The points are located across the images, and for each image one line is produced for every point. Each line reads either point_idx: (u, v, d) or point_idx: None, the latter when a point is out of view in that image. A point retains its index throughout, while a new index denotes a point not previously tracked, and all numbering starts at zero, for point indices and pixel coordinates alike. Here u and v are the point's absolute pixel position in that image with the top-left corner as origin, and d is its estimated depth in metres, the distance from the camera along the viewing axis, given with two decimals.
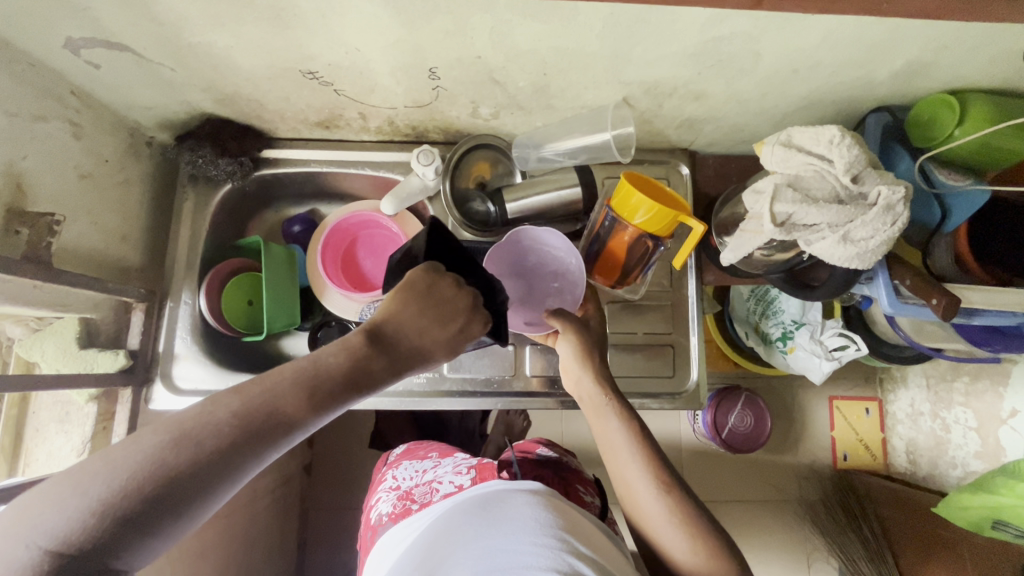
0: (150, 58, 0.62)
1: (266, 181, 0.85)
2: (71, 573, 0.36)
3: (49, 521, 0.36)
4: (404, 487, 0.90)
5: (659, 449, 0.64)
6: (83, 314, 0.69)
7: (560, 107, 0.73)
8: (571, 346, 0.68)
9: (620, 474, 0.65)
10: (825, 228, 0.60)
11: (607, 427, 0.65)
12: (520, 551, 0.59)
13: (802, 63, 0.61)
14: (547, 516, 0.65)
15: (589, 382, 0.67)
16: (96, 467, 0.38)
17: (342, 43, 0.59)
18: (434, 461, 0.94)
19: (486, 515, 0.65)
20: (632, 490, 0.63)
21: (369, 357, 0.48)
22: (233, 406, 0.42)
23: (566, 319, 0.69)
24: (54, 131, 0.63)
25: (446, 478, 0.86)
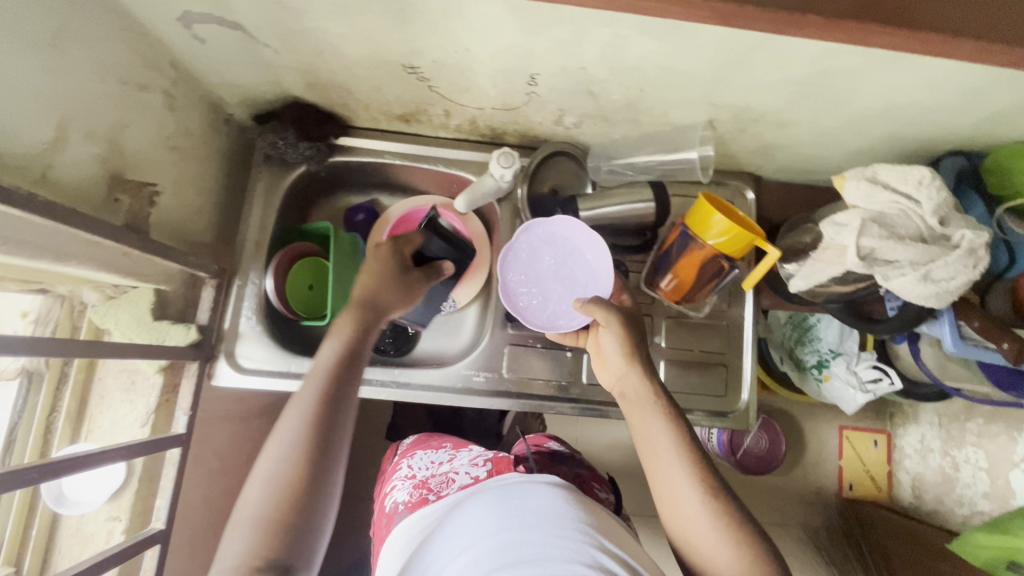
0: (258, 39, 0.62)
1: (336, 168, 0.86)
2: (263, 575, 0.52)
3: (242, 539, 0.54)
4: (420, 477, 0.85)
5: (705, 451, 0.62)
6: (158, 285, 0.68)
7: (645, 122, 0.74)
8: (615, 339, 0.67)
9: (661, 476, 0.62)
10: (906, 265, 0.61)
11: (650, 425, 0.63)
12: (544, 542, 0.57)
13: (897, 103, 0.63)
14: (569, 508, 0.62)
15: (634, 378, 0.66)
16: (262, 486, 0.57)
17: (454, 42, 0.59)
18: (451, 453, 0.90)
19: (507, 503, 0.63)
20: (674, 491, 0.61)
21: (354, 321, 0.67)
22: (298, 421, 0.59)
23: (609, 308, 0.67)
24: (153, 101, 0.63)
25: (464, 469, 0.83)
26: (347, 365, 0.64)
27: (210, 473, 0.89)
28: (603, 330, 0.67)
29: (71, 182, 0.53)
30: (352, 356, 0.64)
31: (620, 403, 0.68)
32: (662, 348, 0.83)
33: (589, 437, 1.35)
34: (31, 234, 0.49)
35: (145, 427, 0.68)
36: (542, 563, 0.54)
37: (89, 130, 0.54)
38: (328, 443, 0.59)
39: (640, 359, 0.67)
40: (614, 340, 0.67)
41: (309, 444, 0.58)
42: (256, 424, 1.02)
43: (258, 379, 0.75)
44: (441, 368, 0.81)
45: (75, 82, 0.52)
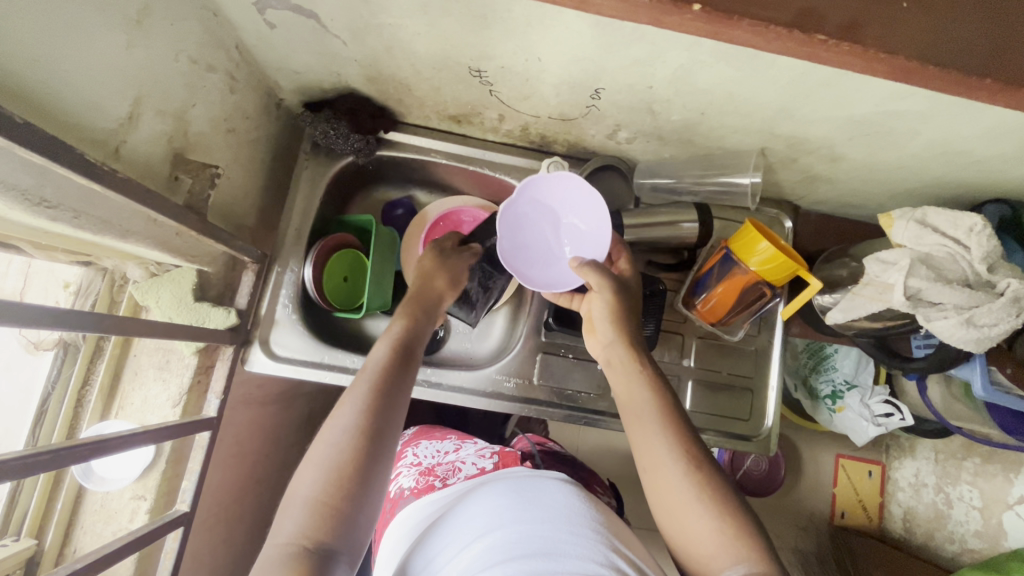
0: (329, 29, 0.61)
1: (381, 162, 0.85)
2: (311, 559, 0.46)
3: (291, 524, 0.49)
4: (427, 465, 0.83)
5: (690, 423, 0.59)
6: (201, 266, 0.68)
7: (698, 144, 0.74)
8: (604, 304, 0.67)
9: (642, 447, 0.59)
10: (950, 308, 0.62)
11: (635, 393, 0.62)
12: (558, 538, 0.56)
13: (954, 148, 0.64)
14: (586, 509, 0.62)
15: (619, 346, 0.65)
16: (310, 467, 0.52)
17: (528, 51, 0.60)
18: (457, 444, 0.88)
19: (519, 498, 0.62)
20: (654, 460, 0.57)
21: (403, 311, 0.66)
22: (355, 399, 0.56)
23: (602, 272, 0.67)
24: (216, 82, 0.63)
25: (471, 459, 0.81)
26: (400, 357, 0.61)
27: (225, 456, 0.88)
28: (596, 295, 0.67)
29: (139, 158, 0.52)
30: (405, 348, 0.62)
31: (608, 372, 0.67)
32: (691, 367, 0.84)
33: (595, 447, 1.36)
34: (98, 208, 0.49)
35: (177, 407, 0.67)
36: (555, 557, 0.53)
37: (160, 108, 0.54)
38: (385, 429, 0.55)
39: (626, 326, 0.66)
40: (602, 304, 0.67)
41: (367, 426, 0.54)
42: (271, 409, 1.01)
43: (290, 368, 0.75)
44: (472, 371, 0.81)
45: (153, 58, 0.52)
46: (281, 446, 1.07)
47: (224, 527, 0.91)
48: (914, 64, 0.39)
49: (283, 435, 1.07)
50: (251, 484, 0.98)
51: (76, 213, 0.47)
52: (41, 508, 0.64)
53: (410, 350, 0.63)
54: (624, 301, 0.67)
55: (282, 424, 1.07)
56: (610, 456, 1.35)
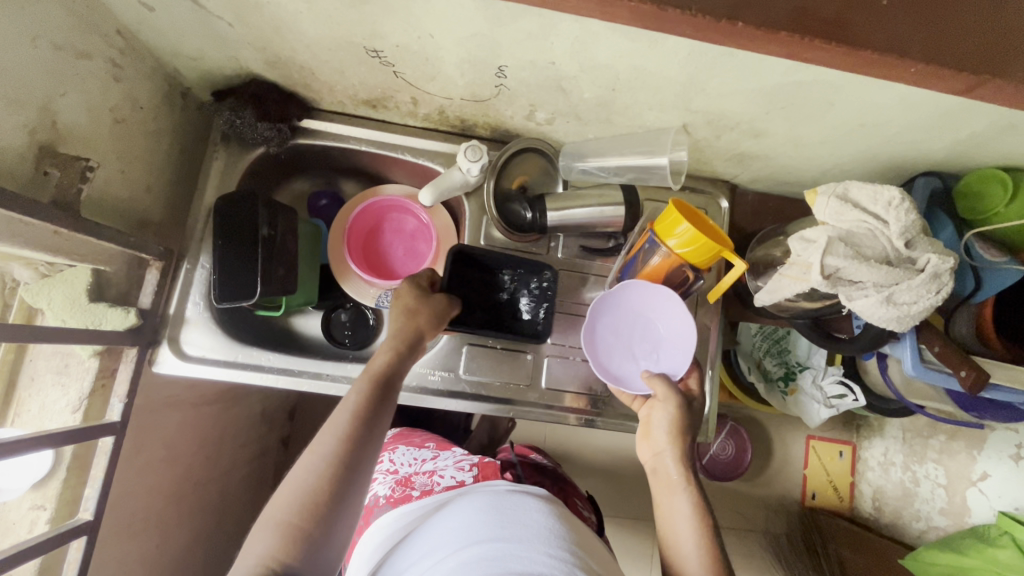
0: (210, 10, 0.58)
1: (300, 151, 0.82)
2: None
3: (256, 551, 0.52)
4: (402, 473, 0.82)
5: (722, 542, 0.63)
6: (97, 265, 0.65)
7: (618, 122, 0.71)
8: (667, 418, 0.68)
9: (674, 560, 0.63)
10: (870, 287, 0.60)
11: (675, 505, 0.65)
12: (534, 557, 0.54)
13: (872, 120, 0.61)
14: (560, 528, 0.60)
15: (671, 458, 0.67)
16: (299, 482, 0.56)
17: (416, 27, 0.56)
18: (435, 451, 0.87)
19: (497, 516, 0.60)
20: (684, 574, 0.61)
21: (415, 330, 0.67)
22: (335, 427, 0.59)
23: (670, 385, 0.69)
24: (95, 70, 0.60)
25: (448, 472, 0.79)
26: (387, 373, 0.64)
27: (154, 460, 0.85)
28: (659, 406, 0.69)
29: None
30: (400, 355, 0.65)
31: (651, 479, 0.68)
32: None
33: (555, 437, 1.33)
34: None
35: (76, 413, 0.65)
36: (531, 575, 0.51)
37: (14, 97, 0.50)
38: (365, 445, 0.59)
39: (682, 444, 0.67)
40: (667, 417, 0.68)
41: (343, 448, 0.57)
42: (206, 410, 0.98)
43: (201, 369, 0.73)
44: None
45: (0, 43, 0.48)
46: (221, 446, 1.05)
47: (158, 533, 0.88)
48: None
49: (222, 435, 1.04)
50: (187, 487, 0.95)
51: None
52: None
53: (405, 361, 0.66)
54: (684, 419, 0.69)
55: (221, 424, 1.04)
56: (572, 446, 1.32)
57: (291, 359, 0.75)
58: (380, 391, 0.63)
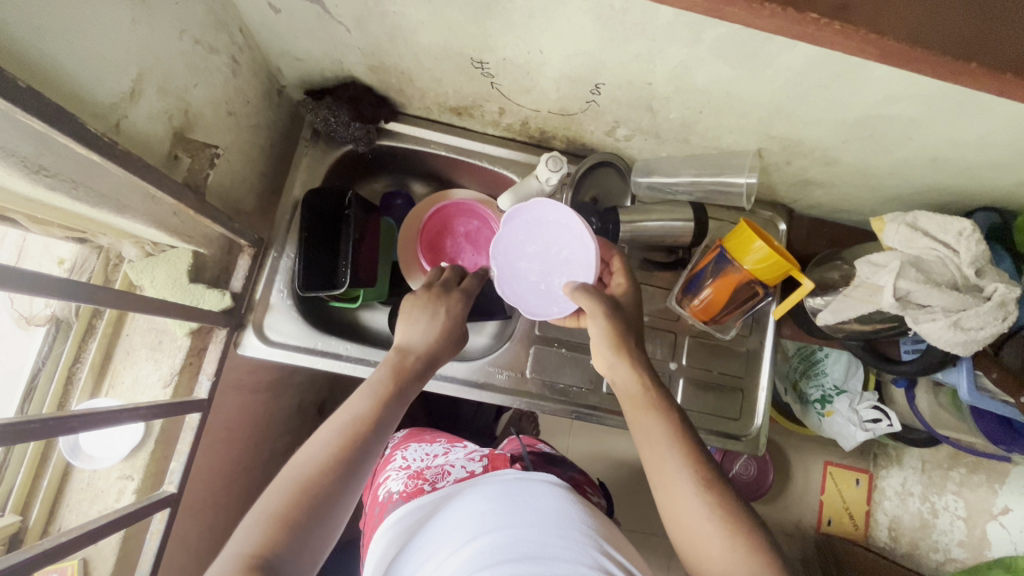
0: (333, 16, 0.62)
1: (381, 152, 0.86)
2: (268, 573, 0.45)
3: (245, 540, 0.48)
4: (415, 467, 0.83)
5: (697, 441, 0.62)
6: (198, 248, 0.68)
7: (695, 143, 0.75)
8: (602, 328, 0.66)
9: (654, 467, 0.62)
10: (938, 311, 0.63)
11: (644, 414, 0.63)
12: (545, 541, 0.55)
13: (945, 154, 0.65)
14: (573, 509, 0.62)
15: (627, 369, 0.66)
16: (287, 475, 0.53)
17: (530, 43, 0.60)
18: (446, 447, 0.88)
19: (508, 503, 0.61)
20: (668, 480, 0.60)
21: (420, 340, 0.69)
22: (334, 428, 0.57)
23: (594, 296, 0.67)
24: (220, 64, 0.63)
25: (460, 463, 0.81)
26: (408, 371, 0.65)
27: (214, 441, 0.87)
28: (590, 318, 0.67)
29: (138, 136, 0.52)
30: (422, 364, 0.67)
31: (617, 396, 0.68)
32: (682, 366, 0.85)
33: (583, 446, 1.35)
34: (94, 180, 0.49)
35: (166, 388, 0.67)
36: (543, 560, 0.53)
37: (162, 85, 0.54)
38: (377, 433, 0.58)
39: (632, 351, 0.67)
40: (600, 329, 0.66)
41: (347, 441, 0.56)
42: (259, 397, 1.01)
43: (283, 355, 0.75)
44: (465, 362, 0.82)
45: (158, 36, 0.52)
46: (268, 434, 1.07)
47: (209, 515, 0.90)
48: (903, 44, 0.37)
49: (270, 422, 1.07)
50: (236, 471, 0.97)
51: (73, 184, 0.47)
52: (28, 484, 0.65)
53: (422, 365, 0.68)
54: (623, 324, 0.68)
55: (270, 412, 1.06)
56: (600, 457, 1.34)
57: (367, 350, 0.77)
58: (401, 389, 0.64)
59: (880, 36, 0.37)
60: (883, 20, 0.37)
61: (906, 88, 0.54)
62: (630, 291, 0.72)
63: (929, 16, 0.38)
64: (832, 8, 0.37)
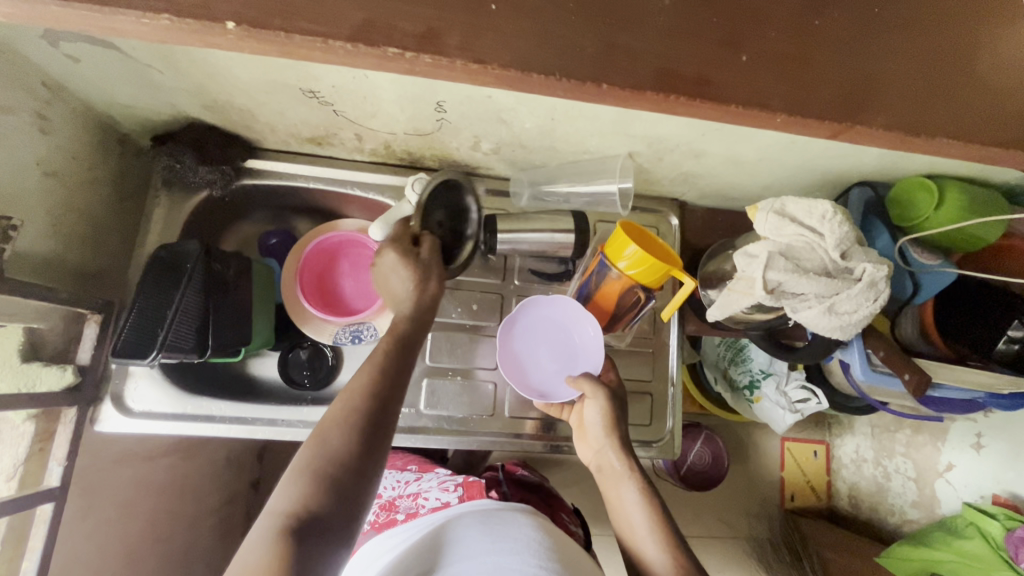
0: (136, 58, 0.57)
1: (247, 191, 0.81)
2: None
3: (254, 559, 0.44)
4: (387, 496, 0.83)
5: (672, 516, 0.62)
6: (30, 324, 0.61)
7: (564, 150, 0.73)
8: (599, 410, 0.68)
9: (632, 545, 0.62)
10: (812, 298, 0.62)
11: (624, 495, 0.64)
12: (525, 569, 0.55)
13: (802, 137, 0.63)
14: (548, 538, 0.61)
15: (610, 452, 0.66)
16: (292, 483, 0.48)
17: (350, 68, 0.56)
18: (417, 473, 0.88)
19: (486, 530, 0.61)
20: (647, 562, 0.60)
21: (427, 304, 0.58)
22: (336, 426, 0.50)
23: (595, 380, 0.69)
24: (17, 123, 0.58)
25: (433, 493, 0.79)
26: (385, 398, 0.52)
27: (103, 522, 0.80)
28: (590, 400, 0.68)
29: None
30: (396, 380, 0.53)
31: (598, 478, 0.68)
32: None
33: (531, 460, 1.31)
34: None
35: (11, 483, 0.61)
36: None
37: None
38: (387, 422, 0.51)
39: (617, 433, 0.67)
40: (596, 410, 0.68)
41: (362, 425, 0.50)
42: (162, 463, 0.94)
43: (146, 425, 0.71)
44: None
45: None
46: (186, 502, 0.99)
47: None
48: None
49: (185, 488, 0.99)
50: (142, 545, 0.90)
51: None
52: None
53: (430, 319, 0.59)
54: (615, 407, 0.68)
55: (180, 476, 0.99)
56: None
57: (241, 408, 0.74)
58: (377, 407, 0.51)
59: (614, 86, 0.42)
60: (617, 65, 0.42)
61: None
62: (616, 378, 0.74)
63: None
64: (413, 39, 0.40)
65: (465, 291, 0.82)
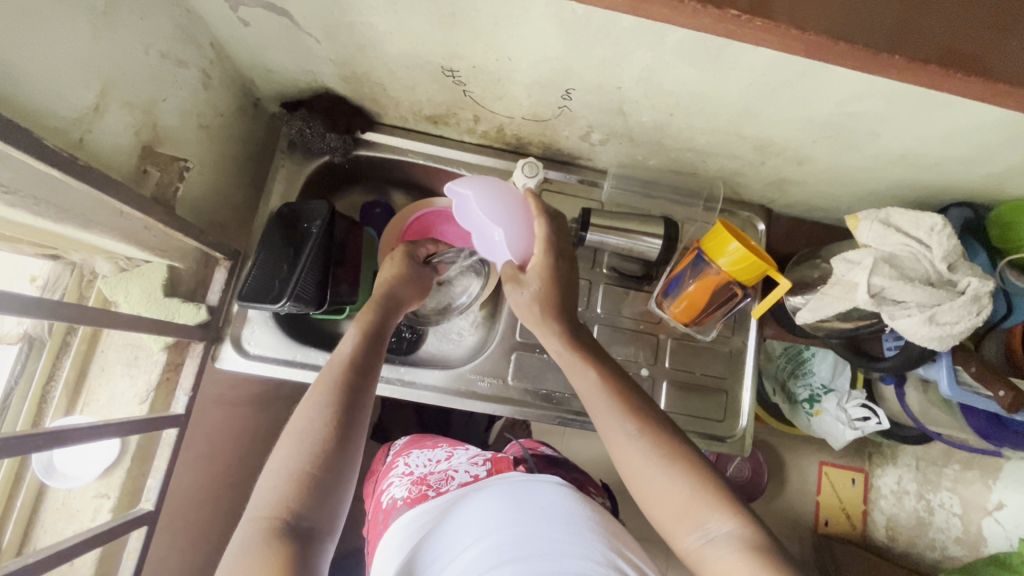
0: (302, 27, 0.62)
1: (359, 161, 0.86)
2: (280, 531, 0.47)
3: (265, 499, 0.50)
4: (419, 473, 0.76)
5: (641, 400, 0.61)
6: (172, 261, 0.67)
7: (669, 146, 0.76)
8: (515, 296, 0.69)
9: (600, 428, 0.61)
10: (913, 306, 0.63)
11: (585, 380, 0.63)
12: (556, 538, 0.54)
13: (915, 150, 0.65)
14: (577, 507, 0.61)
15: (554, 338, 0.66)
16: (284, 447, 0.53)
17: (497, 50, 0.60)
18: (449, 451, 0.80)
19: (514, 501, 0.60)
20: (616, 440, 0.59)
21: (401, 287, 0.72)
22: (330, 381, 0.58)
23: (512, 273, 0.69)
24: (189, 78, 0.63)
25: (463, 467, 0.74)
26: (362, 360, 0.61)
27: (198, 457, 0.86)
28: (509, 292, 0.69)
29: (104, 152, 0.53)
30: (376, 334, 0.65)
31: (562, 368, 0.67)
32: (665, 368, 0.85)
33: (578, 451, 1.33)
34: (60, 197, 0.49)
35: (144, 404, 0.68)
36: (553, 557, 0.52)
37: (128, 99, 0.54)
38: (369, 370, 0.61)
39: (551, 317, 0.67)
40: (523, 301, 0.68)
41: (344, 379, 0.58)
42: (247, 410, 1.00)
43: (262, 368, 0.74)
44: (445, 370, 0.81)
45: (121, 51, 0.52)
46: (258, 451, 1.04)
47: (195, 530, 0.89)
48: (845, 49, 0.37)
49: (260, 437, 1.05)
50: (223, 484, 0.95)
51: (36, 200, 0.47)
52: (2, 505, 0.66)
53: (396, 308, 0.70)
54: (548, 293, 0.68)
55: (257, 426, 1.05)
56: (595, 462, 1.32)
57: None
58: (361, 359, 0.61)
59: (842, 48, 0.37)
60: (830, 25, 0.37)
61: (866, 86, 0.55)
62: (547, 263, 0.69)
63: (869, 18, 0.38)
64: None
65: None
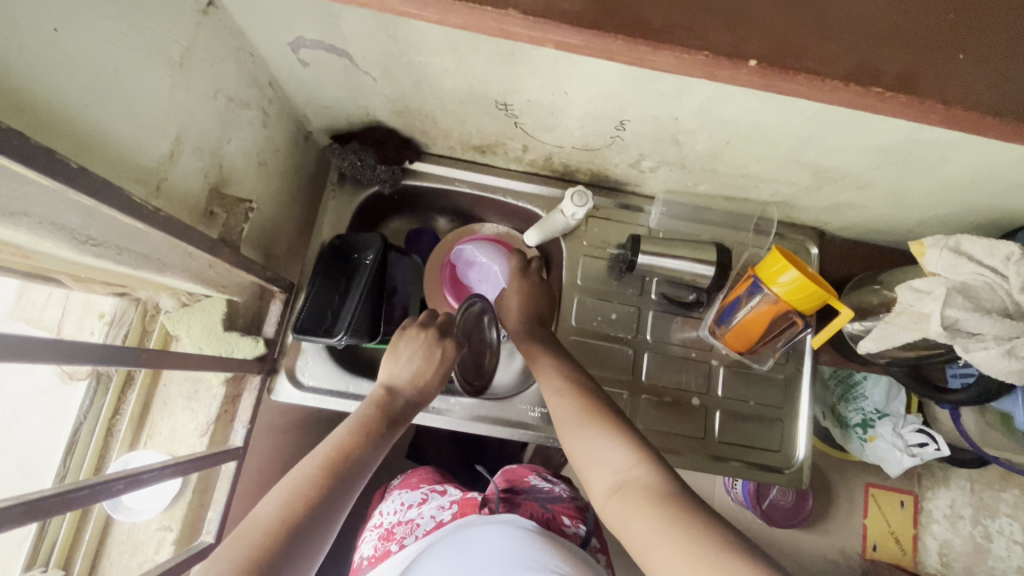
0: (361, 67, 0.63)
1: (406, 190, 0.87)
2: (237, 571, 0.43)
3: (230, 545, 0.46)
4: (388, 524, 0.74)
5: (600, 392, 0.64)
6: (231, 296, 0.68)
7: (722, 172, 0.74)
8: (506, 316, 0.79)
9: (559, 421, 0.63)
10: (990, 339, 0.61)
11: (549, 380, 0.67)
12: None
13: (988, 176, 0.63)
14: (518, 546, 0.58)
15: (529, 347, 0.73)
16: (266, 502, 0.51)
17: (554, 85, 0.60)
18: (423, 494, 0.77)
19: (456, 555, 0.58)
20: (568, 427, 0.61)
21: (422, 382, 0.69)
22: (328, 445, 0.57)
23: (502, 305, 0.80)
24: (251, 118, 0.65)
25: (430, 512, 0.72)
26: (372, 437, 0.60)
27: (249, 484, 0.87)
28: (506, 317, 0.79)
29: (176, 196, 0.54)
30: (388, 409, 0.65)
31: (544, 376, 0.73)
32: (717, 398, 0.83)
33: None
34: (138, 244, 0.50)
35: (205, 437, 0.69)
36: None
37: (199, 144, 0.56)
38: (372, 441, 0.60)
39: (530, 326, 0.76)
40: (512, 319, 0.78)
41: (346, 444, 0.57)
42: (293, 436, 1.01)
43: (317, 400, 0.74)
44: (493, 401, 0.81)
45: (193, 98, 0.53)
46: None
47: None
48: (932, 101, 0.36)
49: None
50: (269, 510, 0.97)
51: (117, 249, 0.49)
52: (70, 538, 0.68)
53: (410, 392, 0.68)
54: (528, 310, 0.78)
55: None
56: None
57: None
58: (364, 425, 0.61)
59: (935, 102, 0.37)
60: (919, 77, 0.36)
61: None
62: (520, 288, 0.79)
63: (958, 63, 0.37)
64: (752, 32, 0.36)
65: (600, 301, 0.85)
